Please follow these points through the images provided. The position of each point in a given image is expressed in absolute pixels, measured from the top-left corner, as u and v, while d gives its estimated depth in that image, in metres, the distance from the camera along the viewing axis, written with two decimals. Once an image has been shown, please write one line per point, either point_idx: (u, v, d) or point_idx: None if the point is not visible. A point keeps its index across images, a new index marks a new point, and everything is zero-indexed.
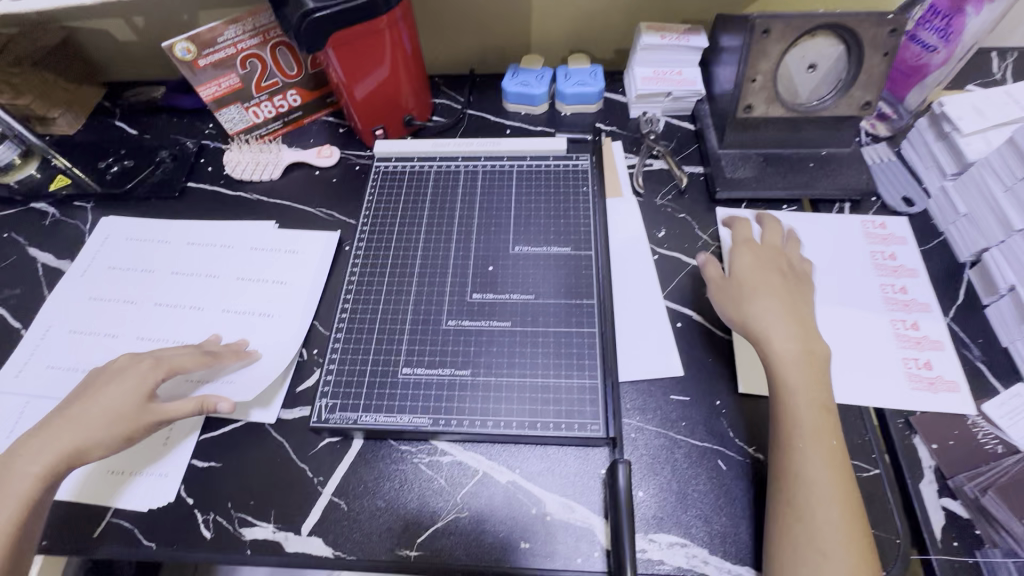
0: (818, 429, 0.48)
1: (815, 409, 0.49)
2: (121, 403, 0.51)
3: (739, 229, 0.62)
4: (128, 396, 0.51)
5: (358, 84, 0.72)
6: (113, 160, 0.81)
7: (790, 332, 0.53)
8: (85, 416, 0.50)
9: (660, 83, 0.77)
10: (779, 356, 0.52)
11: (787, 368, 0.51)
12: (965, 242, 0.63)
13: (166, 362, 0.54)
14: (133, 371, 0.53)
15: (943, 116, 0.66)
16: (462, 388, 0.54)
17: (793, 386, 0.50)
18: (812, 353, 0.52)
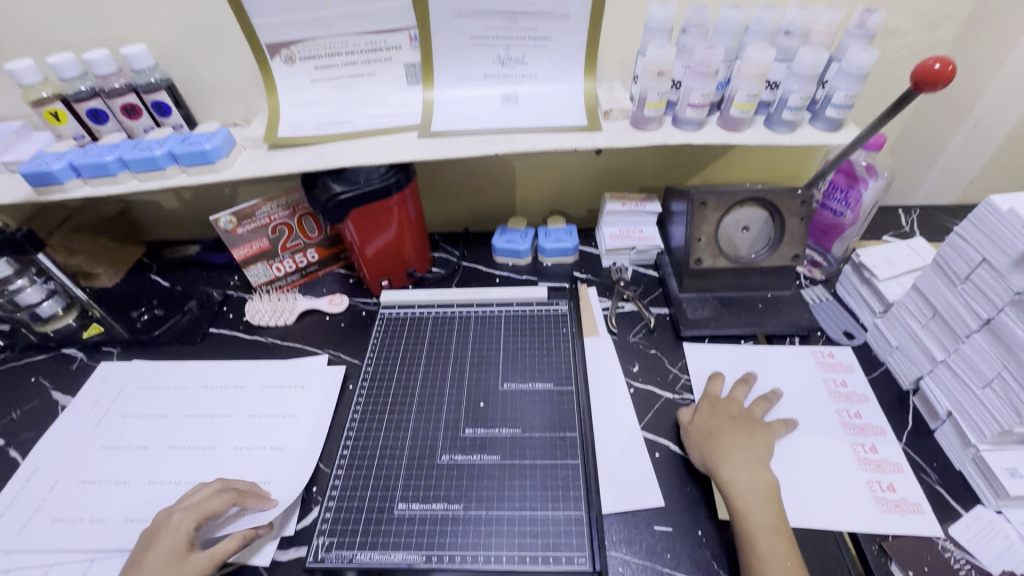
0: (776, 553, 0.52)
1: (771, 534, 0.53)
2: (165, 558, 0.53)
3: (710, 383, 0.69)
4: (171, 550, 0.54)
5: (370, 244, 0.84)
6: (145, 310, 0.90)
7: (742, 465, 0.59)
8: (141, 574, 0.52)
9: (625, 240, 0.90)
10: (736, 490, 0.57)
11: (744, 498, 0.56)
12: (904, 371, 0.71)
13: (197, 510, 0.57)
14: (166, 530, 0.55)
15: (861, 264, 0.79)
16: (455, 522, 0.57)
17: (753, 513, 0.55)
18: (767, 488, 0.57)
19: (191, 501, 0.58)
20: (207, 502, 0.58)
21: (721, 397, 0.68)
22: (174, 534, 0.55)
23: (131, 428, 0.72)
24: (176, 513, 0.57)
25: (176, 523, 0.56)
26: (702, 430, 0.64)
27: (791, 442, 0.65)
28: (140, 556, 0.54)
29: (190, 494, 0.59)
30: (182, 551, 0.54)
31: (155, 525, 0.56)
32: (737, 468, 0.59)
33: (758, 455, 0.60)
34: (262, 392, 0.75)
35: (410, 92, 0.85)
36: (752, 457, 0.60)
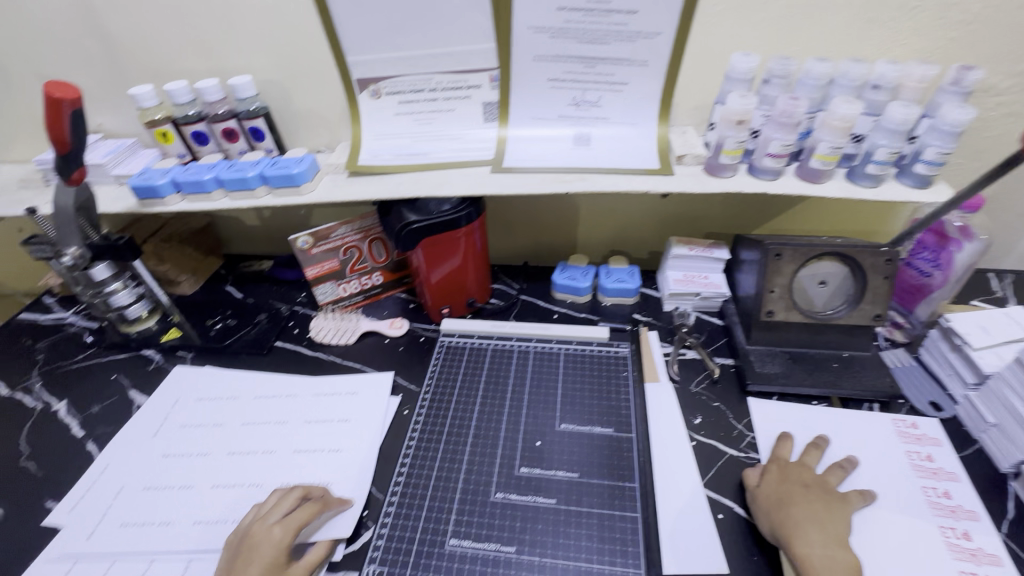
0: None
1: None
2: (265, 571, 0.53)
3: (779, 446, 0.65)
4: (270, 563, 0.54)
5: (436, 272, 0.86)
6: (219, 319, 0.95)
7: (816, 540, 0.55)
8: None
9: (690, 285, 0.89)
10: (811, 565, 0.53)
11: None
12: (1003, 452, 0.65)
13: (292, 521, 0.58)
14: (264, 543, 0.55)
15: (951, 329, 0.73)
16: (508, 566, 0.55)
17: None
18: (847, 567, 0.52)
19: (279, 512, 0.59)
20: (297, 512, 0.59)
21: (791, 461, 0.64)
22: (273, 547, 0.55)
23: (198, 433, 0.74)
24: (269, 526, 0.57)
25: (274, 535, 0.56)
26: (772, 494, 0.60)
27: (870, 518, 0.60)
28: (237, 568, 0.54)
29: (273, 505, 0.60)
30: (282, 561, 0.55)
31: (248, 537, 0.56)
32: (812, 542, 0.54)
33: (836, 531, 0.56)
34: (319, 409, 0.76)
35: (485, 129, 0.88)
36: (830, 531, 0.56)
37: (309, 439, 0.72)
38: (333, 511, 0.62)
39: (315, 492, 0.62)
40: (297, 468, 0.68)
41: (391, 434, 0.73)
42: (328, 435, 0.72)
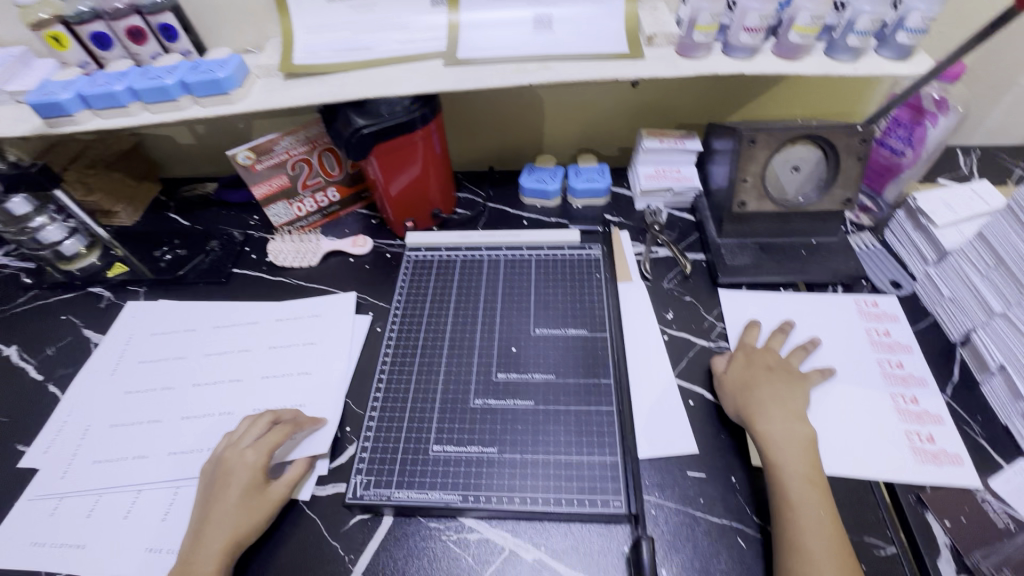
0: (808, 500, 0.52)
1: (804, 484, 0.53)
2: (243, 493, 0.55)
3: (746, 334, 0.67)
4: (247, 485, 0.56)
5: (395, 183, 0.80)
6: (167, 249, 0.88)
7: (777, 417, 0.58)
8: (224, 509, 0.54)
9: (661, 181, 0.86)
10: (771, 439, 0.56)
11: (777, 449, 0.56)
12: (954, 323, 0.68)
13: (264, 445, 0.58)
14: (239, 467, 0.57)
15: (917, 209, 0.73)
16: (491, 466, 0.58)
17: (789, 466, 0.54)
18: (800, 437, 0.56)
19: (250, 437, 0.59)
20: (268, 435, 0.60)
21: (756, 347, 0.66)
22: (248, 470, 0.56)
23: (162, 367, 0.72)
24: (241, 452, 0.58)
25: (247, 460, 0.57)
26: (738, 378, 0.62)
27: (829, 392, 0.64)
28: (216, 492, 0.56)
29: (243, 431, 0.60)
30: (261, 480, 0.57)
31: (222, 463, 0.58)
32: (773, 419, 0.58)
33: (795, 407, 0.59)
34: (287, 334, 0.74)
35: (433, 13, 0.77)
36: (789, 408, 0.59)
37: (280, 364, 0.70)
38: (306, 431, 0.63)
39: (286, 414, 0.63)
40: (274, 392, 0.67)
41: (365, 352, 0.72)
42: (300, 359, 0.71)
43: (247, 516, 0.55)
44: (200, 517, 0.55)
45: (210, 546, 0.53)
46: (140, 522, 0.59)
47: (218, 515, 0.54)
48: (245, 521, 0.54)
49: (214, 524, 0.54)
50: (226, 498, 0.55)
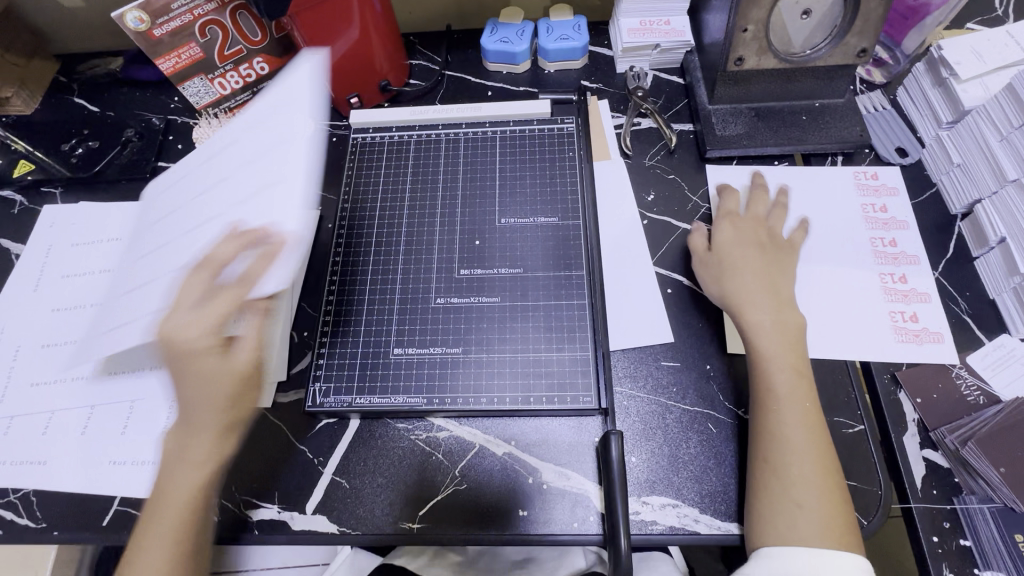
0: (793, 391, 0.50)
1: (789, 374, 0.51)
2: (209, 386, 0.45)
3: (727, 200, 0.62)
4: (209, 377, 0.45)
5: (326, 49, 0.66)
6: (77, 140, 0.76)
7: (766, 305, 0.54)
8: (188, 402, 0.45)
9: (647, 35, 0.73)
10: (757, 328, 0.53)
11: (764, 338, 0.52)
12: (957, 194, 0.62)
13: (208, 318, 0.45)
14: (185, 349, 0.45)
15: (941, 60, 0.63)
16: (452, 368, 0.55)
17: (772, 354, 0.52)
18: (784, 323, 0.53)
19: (188, 305, 0.45)
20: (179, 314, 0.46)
21: (746, 216, 0.61)
22: (199, 350, 0.45)
23: (93, 280, 0.66)
24: (186, 328, 0.45)
25: (194, 337, 0.45)
26: (720, 261, 0.58)
27: (815, 275, 0.60)
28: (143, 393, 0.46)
29: (178, 298, 0.46)
30: (224, 377, 0.46)
31: (167, 345, 0.45)
32: (762, 308, 0.54)
33: (776, 283, 0.56)
34: (198, 194, 0.52)
35: None
36: (772, 287, 0.55)
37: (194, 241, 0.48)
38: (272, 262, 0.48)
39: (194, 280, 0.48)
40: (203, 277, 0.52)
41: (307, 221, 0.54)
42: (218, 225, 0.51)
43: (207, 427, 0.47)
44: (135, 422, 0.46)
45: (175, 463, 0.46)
46: (99, 435, 0.58)
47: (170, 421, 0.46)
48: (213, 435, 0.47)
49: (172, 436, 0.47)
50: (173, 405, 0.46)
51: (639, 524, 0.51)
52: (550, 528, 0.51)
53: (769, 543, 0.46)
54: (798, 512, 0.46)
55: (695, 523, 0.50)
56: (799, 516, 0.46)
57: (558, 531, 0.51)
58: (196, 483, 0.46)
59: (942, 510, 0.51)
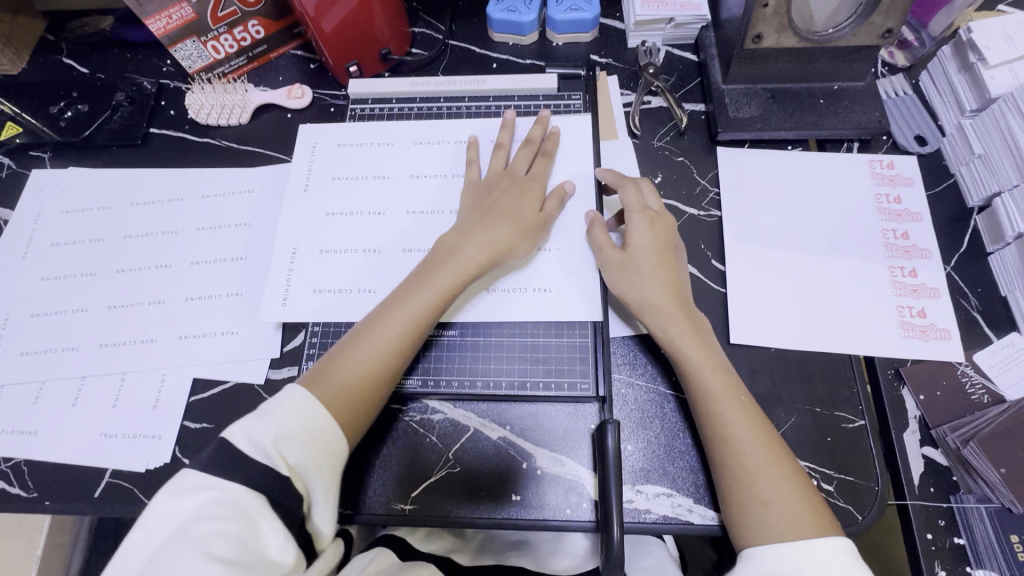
0: (727, 393, 0.49)
1: (715, 373, 0.50)
2: (522, 210, 0.55)
3: (629, 194, 0.56)
4: (524, 207, 0.55)
5: (324, 13, 0.63)
6: (65, 103, 0.73)
7: (677, 313, 0.52)
8: (501, 218, 0.54)
9: (662, 8, 0.69)
10: (677, 334, 0.51)
11: (689, 345, 0.51)
12: (976, 186, 0.60)
13: (515, 183, 0.57)
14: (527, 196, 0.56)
15: (970, 44, 0.60)
16: (468, 353, 0.55)
17: (693, 357, 0.50)
18: (695, 325, 0.52)
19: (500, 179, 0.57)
20: (537, 163, 0.58)
21: (658, 214, 0.56)
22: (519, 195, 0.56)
23: (83, 250, 0.65)
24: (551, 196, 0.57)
25: (514, 190, 0.56)
26: (628, 261, 0.53)
27: (822, 266, 0.59)
28: (496, 203, 0.55)
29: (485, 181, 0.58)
30: (527, 209, 0.55)
31: (484, 195, 0.56)
32: (672, 317, 0.52)
33: (681, 289, 0.54)
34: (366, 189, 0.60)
35: None
36: (678, 292, 0.53)
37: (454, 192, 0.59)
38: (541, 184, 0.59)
39: (564, 185, 0.57)
40: (325, 271, 0.57)
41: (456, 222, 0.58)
42: (370, 232, 0.58)
43: (521, 224, 0.54)
44: (458, 228, 0.55)
45: (456, 254, 0.52)
46: (91, 407, 0.57)
47: (490, 218, 0.54)
48: (518, 230, 0.54)
49: (481, 230, 0.53)
50: (507, 210, 0.54)
51: (632, 512, 0.50)
52: (542, 513, 0.50)
53: (746, 542, 0.45)
54: (766, 511, 0.45)
55: (688, 513, 0.50)
56: (768, 515, 0.45)
57: (550, 516, 0.50)
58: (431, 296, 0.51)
59: (939, 508, 0.50)
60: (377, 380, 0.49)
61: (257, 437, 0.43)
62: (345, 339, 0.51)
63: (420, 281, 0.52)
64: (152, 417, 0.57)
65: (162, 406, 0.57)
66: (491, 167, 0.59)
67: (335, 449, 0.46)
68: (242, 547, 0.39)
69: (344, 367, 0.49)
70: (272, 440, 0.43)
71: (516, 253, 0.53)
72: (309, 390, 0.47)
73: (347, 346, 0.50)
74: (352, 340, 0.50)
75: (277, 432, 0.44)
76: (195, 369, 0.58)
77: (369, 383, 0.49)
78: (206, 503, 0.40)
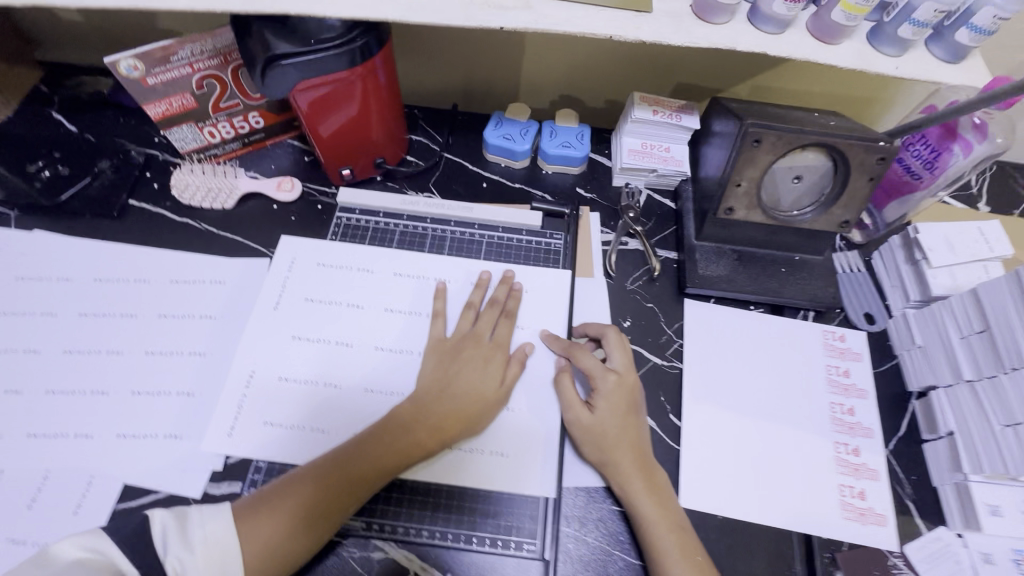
0: (682, 555, 0.50)
1: (670, 532, 0.51)
2: (485, 386, 0.55)
3: (580, 358, 0.57)
4: (488, 381, 0.56)
5: (325, 124, 0.65)
6: (44, 163, 0.72)
7: (638, 476, 0.53)
8: (462, 391, 0.54)
9: (646, 159, 0.74)
10: (635, 492, 0.53)
11: (644, 501, 0.52)
12: (917, 374, 0.64)
13: (481, 349, 0.57)
14: (490, 355, 0.57)
15: (916, 242, 0.66)
16: (420, 500, 0.54)
17: (649, 514, 0.52)
18: (655, 483, 0.53)
19: (470, 336, 0.58)
20: (500, 327, 0.59)
21: (622, 376, 0.57)
22: (485, 365, 0.56)
23: (31, 323, 0.62)
24: (514, 364, 0.57)
25: (485, 361, 0.56)
26: (593, 425, 0.54)
27: (771, 436, 0.61)
28: (458, 371, 0.56)
29: (458, 341, 0.58)
30: (490, 385, 0.55)
31: (453, 357, 0.57)
32: (635, 481, 0.53)
33: (643, 455, 0.54)
34: (339, 311, 0.61)
35: None
36: (640, 457, 0.54)
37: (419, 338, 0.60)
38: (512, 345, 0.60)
39: (525, 348, 0.59)
40: (281, 401, 0.56)
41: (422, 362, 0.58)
42: (338, 361, 0.58)
43: (479, 398, 0.54)
44: (420, 391, 0.55)
45: (414, 424, 0.53)
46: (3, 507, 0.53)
47: (451, 390, 0.54)
48: (477, 407, 0.54)
49: (440, 402, 0.54)
50: (469, 382, 0.55)
51: None
52: None
53: None
54: None
55: None
56: None
57: None
58: (377, 465, 0.50)
59: None
60: (301, 537, 0.47)
61: (162, 558, 0.43)
62: (280, 483, 0.50)
63: (374, 441, 0.52)
64: (69, 524, 0.53)
65: (83, 513, 0.53)
66: (456, 328, 0.59)
67: None
68: None
69: (276, 513, 0.47)
70: (176, 574, 0.43)
71: (472, 430, 0.54)
72: (237, 526, 0.46)
73: (285, 490, 0.49)
74: (291, 485, 0.49)
75: (185, 561, 0.44)
76: (126, 474, 0.55)
77: (298, 547, 0.47)
78: None
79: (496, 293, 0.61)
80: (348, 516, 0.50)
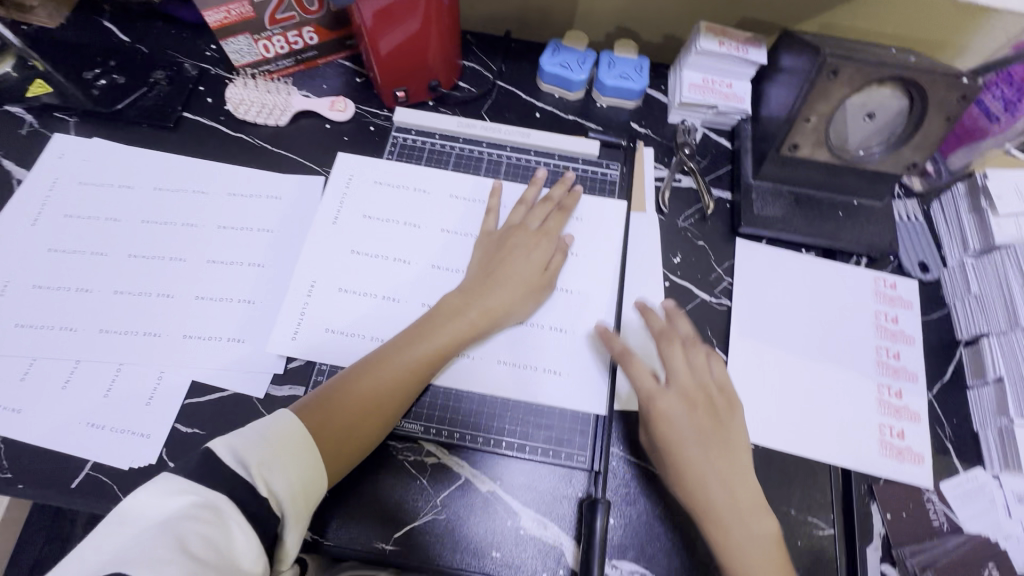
0: (734, 503, 0.50)
1: (728, 482, 0.51)
2: (528, 274, 0.57)
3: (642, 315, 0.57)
4: (532, 268, 0.58)
5: (385, 38, 0.63)
6: (100, 71, 0.72)
7: (694, 421, 0.52)
8: (507, 278, 0.57)
9: (706, 94, 0.71)
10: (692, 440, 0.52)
11: (702, 451, 0.52)
12: (967, 321, 0.63)
13: (523, 241, 0.59)
14: (535, 249, 0.59)
15: (983, 188, 0.64)
16: (477, 412, 0.56)
17: (704, 460, 0.51)
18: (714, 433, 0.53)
19: (515, 230, 0.60)
20: (551, 220, 0.62)
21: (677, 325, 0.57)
22: (529, 254, 0.58)
23: (96, 227, 0.63)
24: (557, 255, 0.59)
25: (527, 251, 0.58)
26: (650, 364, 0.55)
27: (816, 372, 0.62)
28: (502, 261, 0.58)
29: (503, 235, 0.60)
30: (533, 270, 0.58)
31: (498, 249, 0.59)
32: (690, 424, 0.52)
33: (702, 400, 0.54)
34: (397, 227, 0.62)
35: None
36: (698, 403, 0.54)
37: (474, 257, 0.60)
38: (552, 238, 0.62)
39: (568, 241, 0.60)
40: (341, 312, 0.58)
41: None
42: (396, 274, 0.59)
43: (522, 286, 0.57)
44: (467, 283, 0.57)
45: (461, 311, 0.55)
46: (81, 395, 0.56)
47: (497, 278, 0.57)
48: (521, 290, 0.57)
49: (488, 287, 0.56)
50: (514, 268, 0.57)
51: None
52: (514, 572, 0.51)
53: None
54: None
55: None
56: None
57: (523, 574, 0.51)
58: (428, 351, 0.53)
59: None
60: (363, 429, 0.50)
61: (231, 447, 0.43)
62: (334, 382, 0.52)
63: (420, 336, 0.54)
64: (143, 414, 0.56)
65: (156, 405, 0.56)
66: (506, 221, 0.62)
67: (314, 486, 0.46)
68: (216, 550, 0.38)
69: (337, 412, 0.49)
70: (258, 468, 0.43)
71: (516, 312, 0.56)
72: (302, 419, 0.48)
73: (343, 388, 0.51)
74: (348, 381, 0.51)
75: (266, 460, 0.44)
76: (193, 372, 0.57)
77: (363, 437, 0.50)
78: (188, 504, 0.40)
79: (552, 193, 0.64)
80: (406, 406, 0.53)
